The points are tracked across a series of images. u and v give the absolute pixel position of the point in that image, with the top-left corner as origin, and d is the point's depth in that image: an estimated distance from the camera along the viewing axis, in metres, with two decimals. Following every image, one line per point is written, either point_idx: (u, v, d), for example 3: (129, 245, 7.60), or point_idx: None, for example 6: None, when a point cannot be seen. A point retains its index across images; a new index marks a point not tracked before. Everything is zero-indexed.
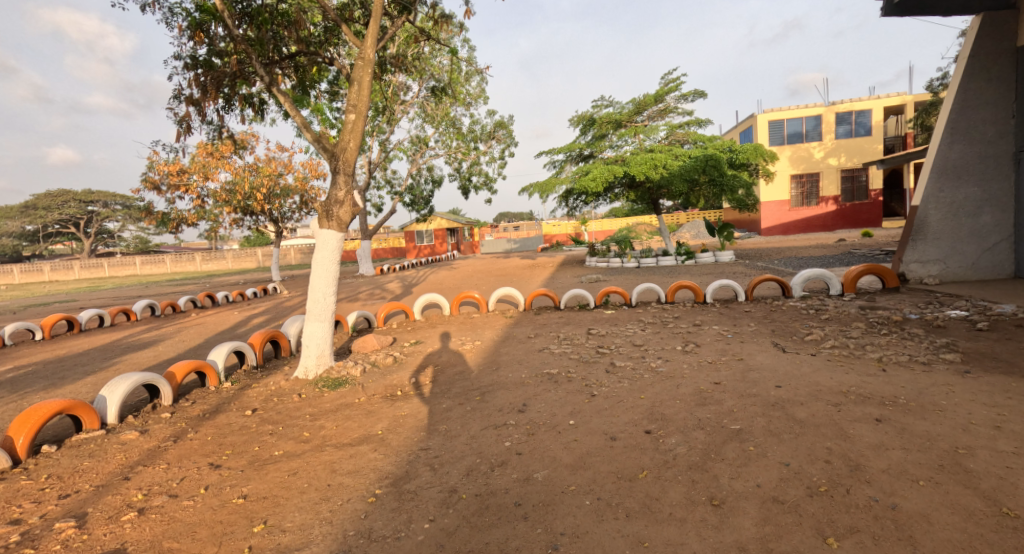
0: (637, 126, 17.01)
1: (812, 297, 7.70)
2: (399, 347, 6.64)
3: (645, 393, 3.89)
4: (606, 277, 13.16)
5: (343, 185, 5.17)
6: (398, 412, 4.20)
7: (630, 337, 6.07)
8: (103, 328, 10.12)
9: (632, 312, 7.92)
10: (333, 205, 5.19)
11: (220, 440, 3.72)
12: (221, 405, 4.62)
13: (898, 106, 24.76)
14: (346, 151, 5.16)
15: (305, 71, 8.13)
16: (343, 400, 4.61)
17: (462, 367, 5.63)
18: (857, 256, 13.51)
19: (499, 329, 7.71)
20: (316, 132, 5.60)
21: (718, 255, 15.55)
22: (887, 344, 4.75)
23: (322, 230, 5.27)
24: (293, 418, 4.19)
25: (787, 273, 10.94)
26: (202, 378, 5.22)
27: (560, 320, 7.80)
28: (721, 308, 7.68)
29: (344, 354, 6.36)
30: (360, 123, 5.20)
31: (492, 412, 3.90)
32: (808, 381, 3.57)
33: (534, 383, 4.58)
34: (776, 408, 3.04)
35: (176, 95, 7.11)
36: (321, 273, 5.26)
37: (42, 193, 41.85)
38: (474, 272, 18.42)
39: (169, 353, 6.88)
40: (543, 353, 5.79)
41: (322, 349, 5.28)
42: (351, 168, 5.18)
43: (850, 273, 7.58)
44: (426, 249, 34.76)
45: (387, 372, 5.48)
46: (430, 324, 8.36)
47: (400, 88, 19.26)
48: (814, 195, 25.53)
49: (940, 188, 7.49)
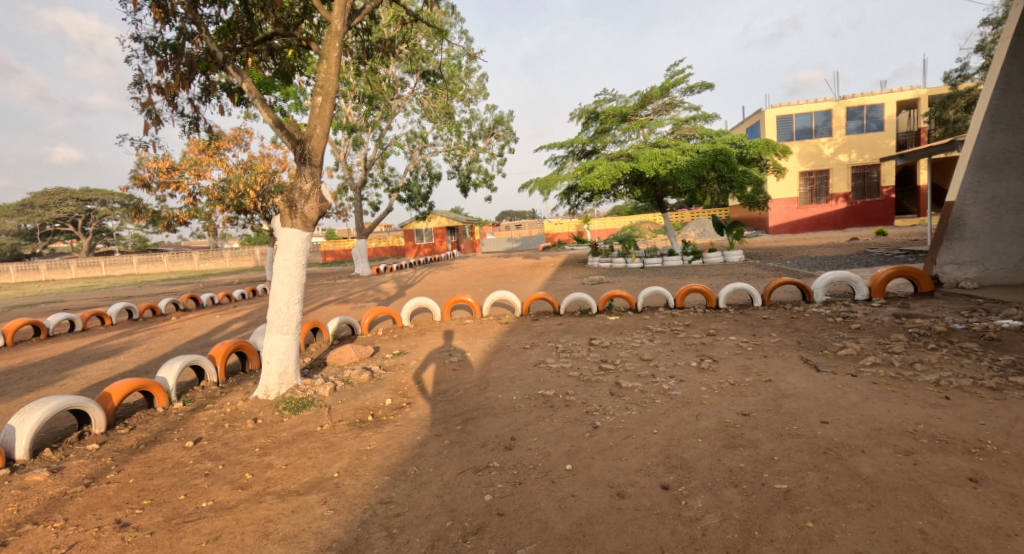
0: (641, 119, 16.29)
1: (835, 302, 7.03)
2: (380, 359, 5.99)
3: (658, 426, 3.23)
4: (609, 278, 12.50)
5: (309, 177, 4.54)
6: (362, 446, 3.54)
7: (638, 350, 5.39)
8: (74, 333, 9.51)
9: (638, 319, 7.24)
10: (297, 199, 4.52)
11: (143, 485, 3.07)
12: (163, 433, 3.96)
13: (911, 101, 23.93)
14: (315, 136, 4.55)
15: (284, 56, 7.40)
16: (305, 427, 3.95)
17: (446, 384, 4.96)
18: (875, 256, 12.80)
19: (491, 337, 7.05)
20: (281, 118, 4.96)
21: (726, 255, 14.85)
22: (939, 362, 4.05)
23: (283, 229, 4.62)
24: (239, 452, 3.53)
25: (803, 274, 10.24)
26: (149, 399, 4.57)
27: (560, 328, 7.13)
28: (737, 315, 6.99)
29: (318, 367, 5.71)
30: (329, 105, 4.57)
31: (473, 449, 3.25)
32: (861, 415, 2.89)
33: (525, 409, 3.93)
34: (828, 456, 2.39)
35: (139, 81, 6.34)
36: (284, 279, 4.59)
37: (39, 191, 41.30)
38: (472, 272, 17.76)
39: (127, 365, 6.23)
40: (538, 369, 5.12)
41: (285, 365, 4.62)
42: (319, 158, 4.57)
43: (878, 276, 6.90)
44: (426, 248, 34.13)
45: (361, 391, 4.81)
46: (418, 332, 7.68)
47: (396, 82, 18.62)
48: (823, 193, 24.76)
49: (978, 182, 6.80)
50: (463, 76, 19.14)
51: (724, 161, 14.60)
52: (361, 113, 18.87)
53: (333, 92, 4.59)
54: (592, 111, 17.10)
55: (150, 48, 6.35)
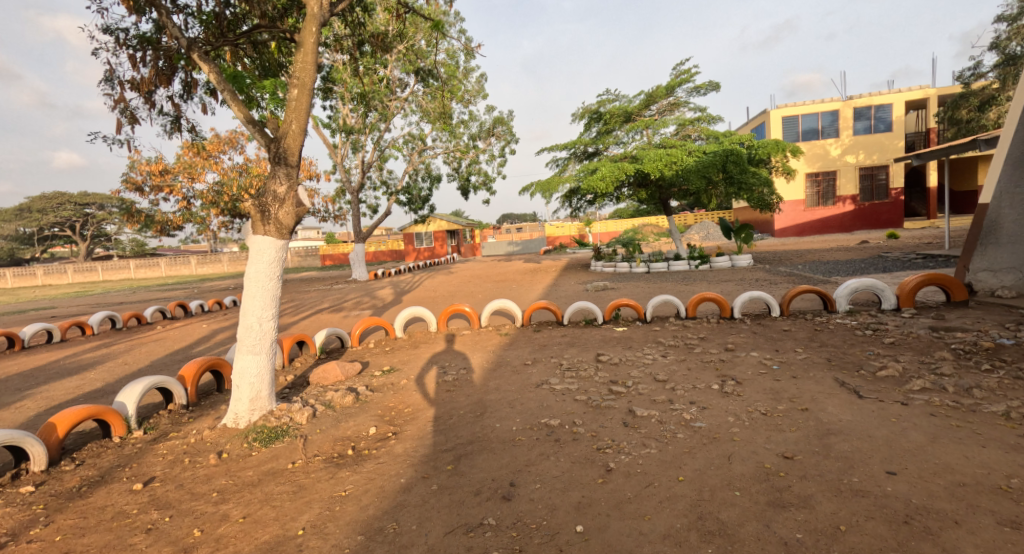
0: (646, 119, 15.81)
1: (861, 313, 6.52)
2: (368, 378, 5.47)
3: (683, 471, 2.73)
4: (614, 284, 11.97)
5: (284, 178, 4.05)
6: (336, 490, 3.03)
7: (650, 369, 4.87)
8: (51, 345, 9.04)
9: (648, 331, 6.73)
10: (270, 204, 4.03)
11: (70, 545, 2.56)
12: (113, 471, 3.46)
13: (920, 101, 23.42)
14: (292, 130, 4.07)
15: (268, 51, 6.88)
16: (273, 464, 3.44)
17: (438, 408, 4.45)
18: (891, 261, 12.26)
19: (490, 351, 6.53)
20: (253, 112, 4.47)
21: (735, 259, 14.33)
22: (1000, 388, 3.54)
23: (254, 236, 4.11)
24: (194, 498, 3.03)
25: (819, 280, 9.70)
26: (105, 427, 4.06)
27: (563, 340, 6.62)
28: (754, 326, 6.48)
29: (300, 388, 5.21)
30: (305, 99, 4.09)
31: (466, 499, 2.75)
32: (936, 463, 2.38)
33: (527, 444, 3.42)
34: (911, 530, 1.91)
35: (109, 77, 5.88)
36: (255, 293, 4.08)
37: (36, 196, 40.99)
38: (472, 277, 17.27)
39: (94, 383, 5.74)
40: (540, 391, 4.61)
41: (257, 390, 4.10)
42: (295, 158, 4.09)
43: (906, 285, 6.44)
44: (426, 251, 33.66)
45: (344, 417, 4.31)
46: (412, 345, 7.17)
47: (394, 82, 18.19)
48: (830, 195, 24.26)
49: (1016, 183, 6.34)
50: (463, 77, 18.76)
51: (735, 162, 14.15)
52: (357, 115, 18.45)
53: (310, 83, 4.11)
54: (595, 111, 16.64)
55: (121, 41, 5.89)
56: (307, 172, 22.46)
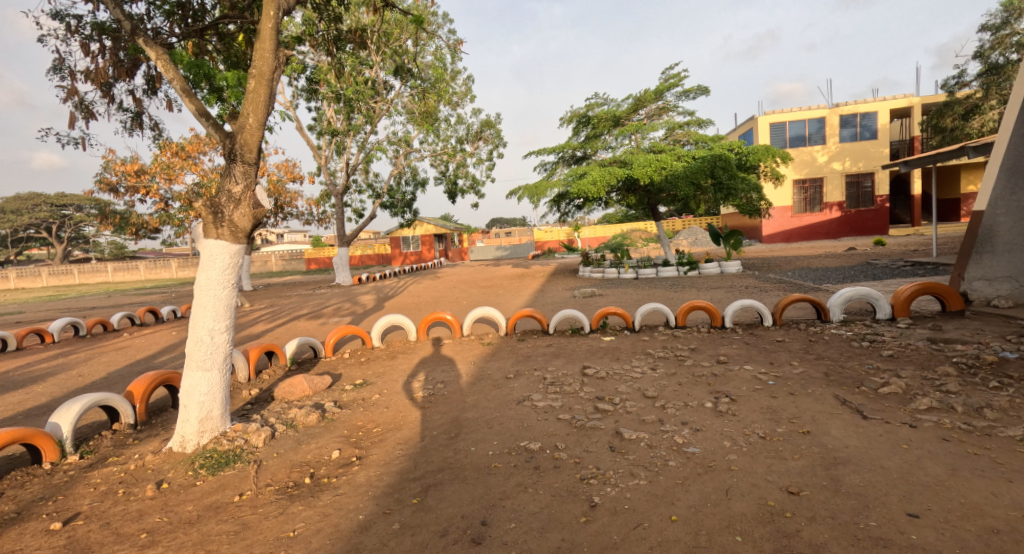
0: (635, 124, 15.67)
1: (855, 323, 6.31)
2: (338, 393, 5.08)
3: (676, 509, 2.41)
4: (602, 290, 11.71)
5: (240, 176, 3.68)
6: (285, 530, 2.66)
7: (639, 384, 4.57)
8: (5, 354, 8.48)
9: (637, 341, 6.45)
10: (223, 204, 3.66)
11: None
12: (33, 505, 3.05)
13: (905, 109, 23.64)
14: (249, 123, 3.72)
15: (236, 43, 6.49)
16: (217, 497, 3.05)
17: (410, 427, 4.10)
18: (880, 268, 12.18)
19: (471, 362, 6.18)
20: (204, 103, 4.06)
21: (724, 266, 14.16)
22: (1012, 408, 3.29)
23: (205, 241, 3.71)
24: (119, 540, 2.63)
25: (810, 287, 9.51)
26: (35, 452, 3.64)
27: (548, 351, 6.29)
28: (747, 337, 6.23)
29: (263, 404, 4.82)
30: (263, 91, 3.74)
31: (430, 542, 2.40)
32: (964, 504, 2.09)
33: (503, 472, 3.08)
34: None
35: (58, 67, 5.47)
36: (206, 303, 3.67)
37: (11, 196, 39.71)
38: (458, 283, 16.88)
39: (37, 399, 5.27)
40: (521, 408, 4.27)
41: (207, 410, 3.69)
42: (253, 154, 3.73)
43: (901, 294, 6.26)
44: (413, 256, 33.18)
45: (306, 437, 3.93)
46: (389, 355, 6.79)
47: (380, 84, 17.86)
48: (817, 201, 24.38)
49: (1011, 190, 6.18)
50: (450, 79, 18.51)
51: (724, 168, 14.04)
52: (342, 117, 18.04)
53: (269, 72, 3.76)
54: (583, 115, 16.45)
55: (74, 28, 5.51)
56: (290, 174, 21.90)
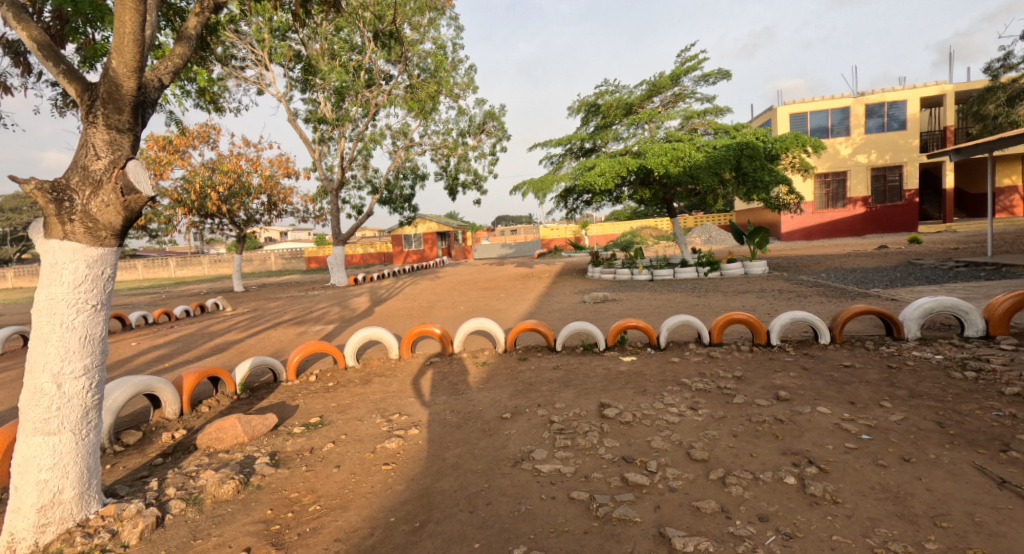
0: (649, 111, 14.37)
1: (938, 342, 5.03)
2: (280, 441, 3.89)
3: None
4: (616, 294, 10.46)
5: (103, 148, 2.49)
6: None
7: (679, 437, 3.36)
8: None
9: (667, 363, 5.20)
10: (73, 187, 2.44)
11: None
12: None
13: (936, 97, 22.12)
14: (116, 67, 2.53)
15: None
16: None
17: (354, 508, 2.86)
18: (928, 269, 10.84)
19: (459, 391, 4.93)
20: (50, 42, 2.80)
21: (748, 266, 12.86)
22: None
23: (48, 242, 2.50)
24: None
25: (860, 293, 8.15)
26: None
27: (557, 377, 5.04)
28: (804, 360, 4.97)
29: (177, 459, 3.65)
30: (131, 21, 2.54)
31: None
32: None
33: None
34: None
35: None
36: (47, 334, 2.47)
37: (9, 195, 38.87)
38: (458, 284, 15.68)
39: None
40: (519, 476, 3.04)
41: (53, 491, 2.48)
42: (120, 115, 2.54)
43: (995, 306, 5.01)
44: (416, 255, 32.06)
45: (205, 524, 2.72)
46: (362, 380, 5.57)
47: (379, 73, 16.76)
48: (840, 196, 22.95)
49: None
50: (452, 69, 17.42)
51: (750, 157, 12.74)
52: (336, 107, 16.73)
53: None
54: (592, 103, 15.25)
55: None
56: (283, 169, 20.77)
